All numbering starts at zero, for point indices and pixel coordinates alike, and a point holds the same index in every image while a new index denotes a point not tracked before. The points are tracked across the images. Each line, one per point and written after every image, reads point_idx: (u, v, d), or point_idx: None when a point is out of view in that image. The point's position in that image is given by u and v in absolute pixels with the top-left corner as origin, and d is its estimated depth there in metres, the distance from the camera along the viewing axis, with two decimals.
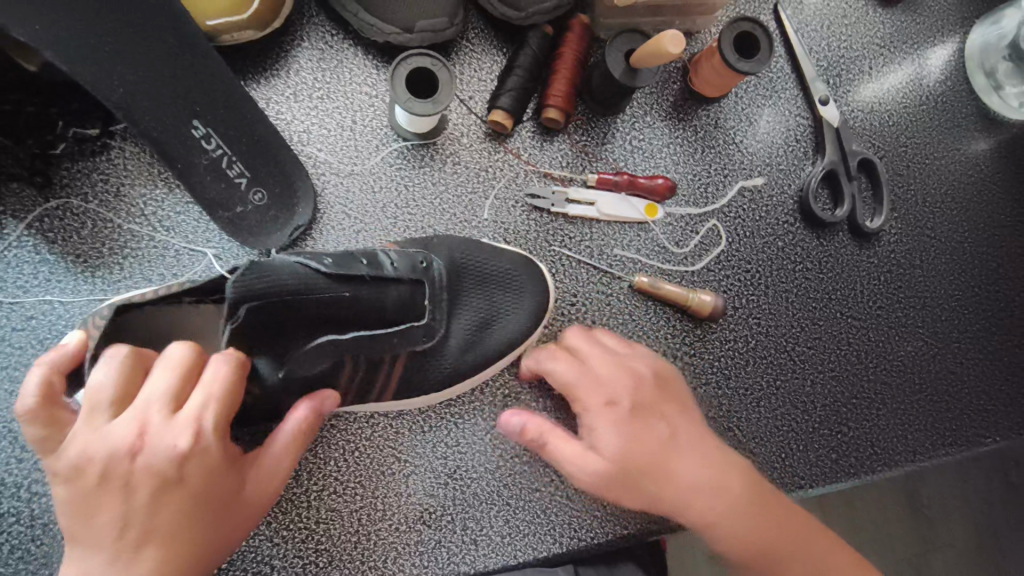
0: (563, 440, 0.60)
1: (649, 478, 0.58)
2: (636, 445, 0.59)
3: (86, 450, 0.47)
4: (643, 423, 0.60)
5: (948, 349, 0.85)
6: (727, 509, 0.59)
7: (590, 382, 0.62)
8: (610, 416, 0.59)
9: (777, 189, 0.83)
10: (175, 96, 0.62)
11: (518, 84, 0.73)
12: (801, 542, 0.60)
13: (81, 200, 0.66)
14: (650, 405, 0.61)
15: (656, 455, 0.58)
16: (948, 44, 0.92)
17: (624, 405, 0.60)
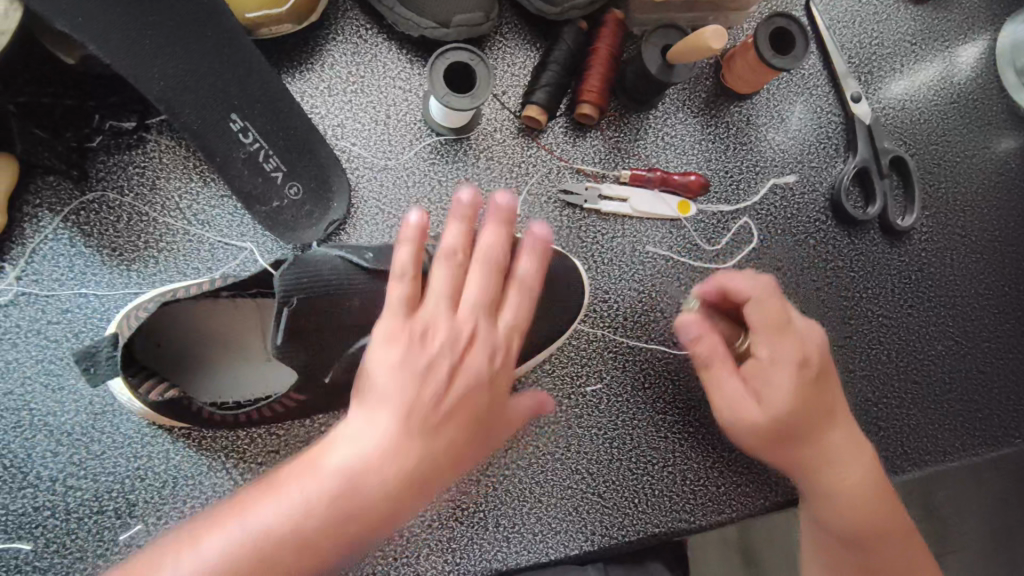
0: (724, 369, 0.60)
1: (784, 447, 0.59)
2: (800, 400, 0.58)
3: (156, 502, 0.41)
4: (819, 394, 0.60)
5: (978, 348, 0.85)
6: (855, 486, 0.61)
7: (789, 335, 0.59)
8: (799, 376, 0.58)
9: (809, 186, 0.82)
10: (213, 89, 0.62)
11: (552, 79, 0.73)
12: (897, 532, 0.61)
13: (116, 193, 0.66)
14: (830, 370, 0.61)
15: (807, 422, 0.59)
16: (978, 42, 0.91)
17: (813, 370, 0.59)
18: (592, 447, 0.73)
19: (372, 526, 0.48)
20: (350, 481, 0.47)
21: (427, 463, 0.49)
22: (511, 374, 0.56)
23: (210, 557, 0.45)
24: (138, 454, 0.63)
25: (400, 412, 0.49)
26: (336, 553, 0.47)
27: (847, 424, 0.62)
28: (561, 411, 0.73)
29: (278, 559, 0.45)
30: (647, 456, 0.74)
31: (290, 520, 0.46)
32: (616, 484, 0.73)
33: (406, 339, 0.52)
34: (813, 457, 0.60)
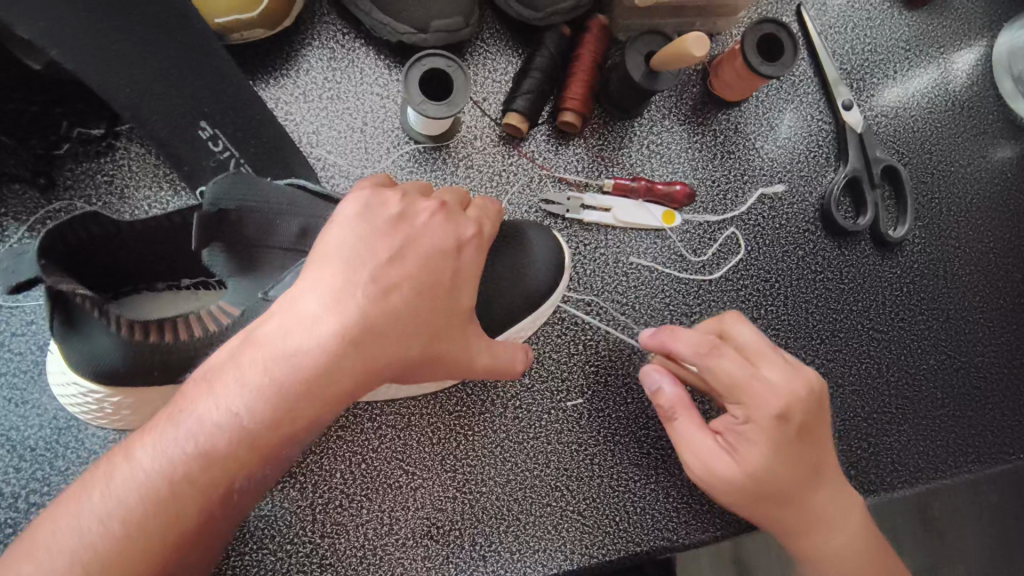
0: (691, 424, 0.59)
1: (773, 506, 0.58)
2: (777, 464, 0.56)
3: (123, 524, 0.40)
4: (801, 443, 0.57)
5: (972, 363, 0.83)
6: (836, 535, 0.61)
7: (766, 391, 0.55)
8: (773, 435, 0.55)
9: (798, 196, 0.80)
10: (181, 95, 0.60)
11: (534, 86, 0.71)
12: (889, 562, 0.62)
13: (84, 202, 0.64)
14: (816, 423, 0.57)
15: (797, 475, 0.57)
16: (975, 48, 0.89)
17: (795, 428, 0.56)
18: (572, 464, 0.71)
19: (319, 409, 0.45)
20: (291, 366, 0.44)
21: (374, 342, 0.47)
22: (473, 275, 0.53)
23: (146, 463, 0.42)
24: None
25: (343, 296, 0.47)
26: (284, 441, 0.44)
27: (829, 473, 0.60)
28: (541, 426, 0.71)
29: (219, 461, 0.42)
30: (628, 472, 0.72)
31: (231, 421, 0.43)
32: (596, 502, 0.71)
33: (352, 241, 0.50)
34: (792, 514, 0.59)
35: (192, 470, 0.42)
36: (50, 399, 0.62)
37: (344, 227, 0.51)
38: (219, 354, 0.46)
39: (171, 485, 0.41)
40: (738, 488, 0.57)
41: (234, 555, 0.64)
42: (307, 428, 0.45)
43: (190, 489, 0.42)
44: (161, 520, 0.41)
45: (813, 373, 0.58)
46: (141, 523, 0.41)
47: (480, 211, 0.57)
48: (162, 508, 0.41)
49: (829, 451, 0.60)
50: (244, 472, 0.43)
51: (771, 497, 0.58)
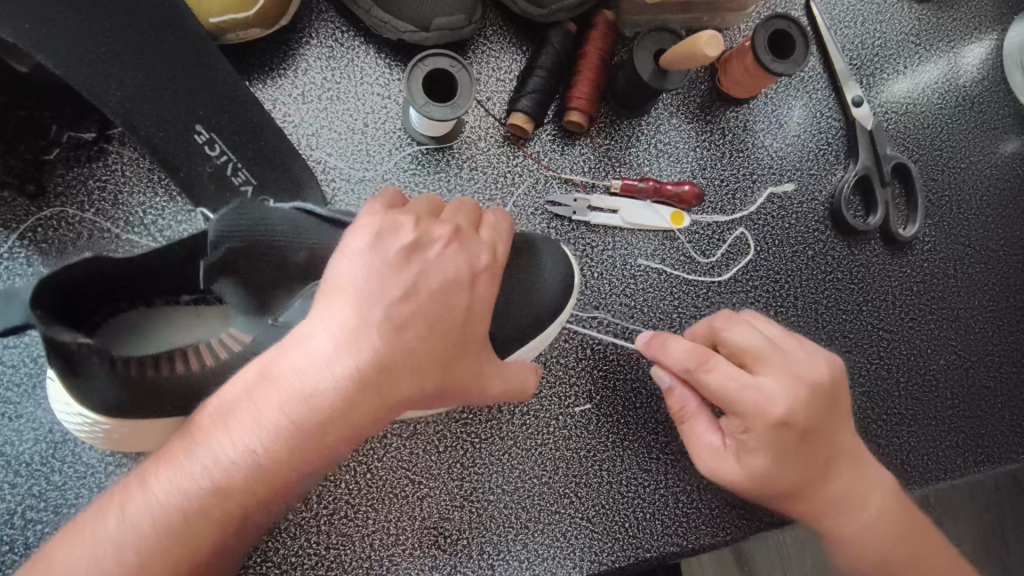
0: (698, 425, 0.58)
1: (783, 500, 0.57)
2: (784, 469, 0.55)
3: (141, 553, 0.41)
4: (806, 445, 0.55)
5: (982, 362, 0.82)
6: (857, 518, 0.59)
7: (763, 399, 0.53)
8: (775, 444, 0.53)
9: (808, 195, 0.79)
10: (176, 98, 0.58)
11: (539, 85, 0.69)
12: (918, 548, 0.59)
13: (76, 209, 0.62)
14: (825, 416, 0.56)
15: (805, 470, 0.55)
16: (985, 41, 0.88)
17: (796, 432, 0.54)
18: (580, 470, 0.70)
19: (334, 443, 0.45)
20: (305, 408, 0.45)
21: (388, 379, 0.47)
22: (487, 307, 0.53)
23: (164, 495, 0.42)
24: (102, 485, 0.60)
25: (355, 334, 0.47)
26: (299, 474, 0.45)
27: (844, 464, 0.58)
28: (549, 432, 0.70)
29: (236, 495, 0.43)
30: (638, 478, 0.71)
31: (247, 457, 0.43)
32: (606, 509, 0.70)
33: (363, 273, 0.49)
34: (808, 505, 0.58)
35: (209, 503, 0.43)
36: (45, 412, 0.61)
37: (356, 257, 0.50)
38: (233, 386, 0.46)
39: (188, 518, 0.42)
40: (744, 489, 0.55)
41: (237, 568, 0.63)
42: (323, 462, 0.46)
43: (209, 523, 0.42)
44: (177, 550, 0.42)
45: (820, 371, 0.57)
46: (161, 554, 0.42)
47: (493, 231, 0.55)
48: (180, 541, 0.42)
49: (843, 435, 0.58)
50: (261, 505, 0.44)
51: (782, 494, 0.56)
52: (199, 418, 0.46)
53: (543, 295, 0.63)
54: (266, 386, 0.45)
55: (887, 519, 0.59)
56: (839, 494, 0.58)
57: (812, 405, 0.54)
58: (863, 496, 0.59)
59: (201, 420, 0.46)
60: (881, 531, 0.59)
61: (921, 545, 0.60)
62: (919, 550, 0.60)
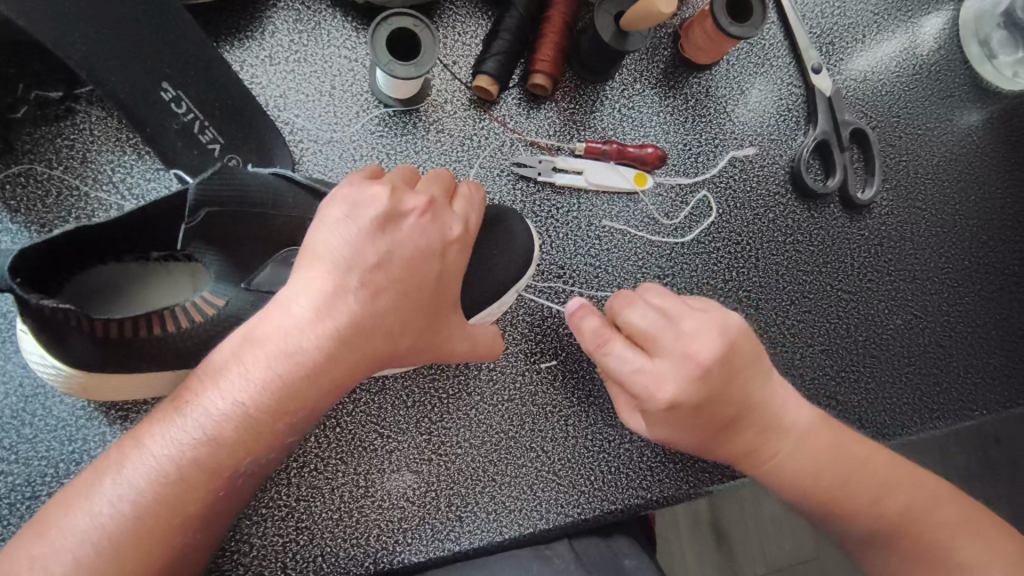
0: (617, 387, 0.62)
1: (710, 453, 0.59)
2: (689, 432, 0.57)
3: (134, 505, 0.43)
4: (702, 414, 0.55)
5: (938, 322, 0.85)
6: (788, 459, 0.59)
7: (651, 380, 0.54)
8: (669, 417, 0.55)
9: (769, 159, 0.81)
10: (142, 55, 0.60)
11: (503, 48, 0.70)
12: (868, 475, 0.59)
13: (45, 166, 0.63)
14: (719, 391, 0.55)
15: (717, 426, 0.57)
16: (941, 12, 0.90)
17: (690, 406, 0.54)
18: (546, 425, 0.72)
19: (321, 397, 0.48)
20: (289, 363, 0.47)
21: (365, 338, 0.49)
22: (459, 273, 0.56)
23: (156, 451, 0.44)
24: (73, 437, 0.61)
25: (332, 299, 0.49)
26: (287, 427, 0.47)
27: (756, 415, 0.58)
28: (516, 388, 0.72)
29: (227, 448, 0.45)
30: (603, 433, 0.73)
31: (237, 411, 0.46)
32: (572, 462, 0.72)
33: (339, 243, 0.51)
34: (738, 447, 0.58)
35: (202, 456, 0.44)
36: (15, 366, 0.62)
37: (330, 229, 0.51)
38: (222, 349, 0.48)
39: (181, 471, 0.44)
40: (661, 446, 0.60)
41: None
42: (310, 416, 0.49)
43: (201, 474, 0.44)
44: (171, 502, 0.44)
45: (707, 349, 0.54)
46: (156, 506, 0.43)
47: (464, 203, 0.57)
48: (174, 492, 0.44)
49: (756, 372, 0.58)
50: (251, 458, 0.46)
51: (703, 447, 0.59)
52: (190, 380, 0.48)
53: (507, 251, 0.65)
54: (247, 348, 0.47)
55: (820, 450, 0.59)
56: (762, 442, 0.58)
57: (704, 384, 0.54)
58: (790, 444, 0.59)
59: (191, 382, 0.48)
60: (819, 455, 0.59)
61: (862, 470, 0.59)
62: (861, 477, 0.58)
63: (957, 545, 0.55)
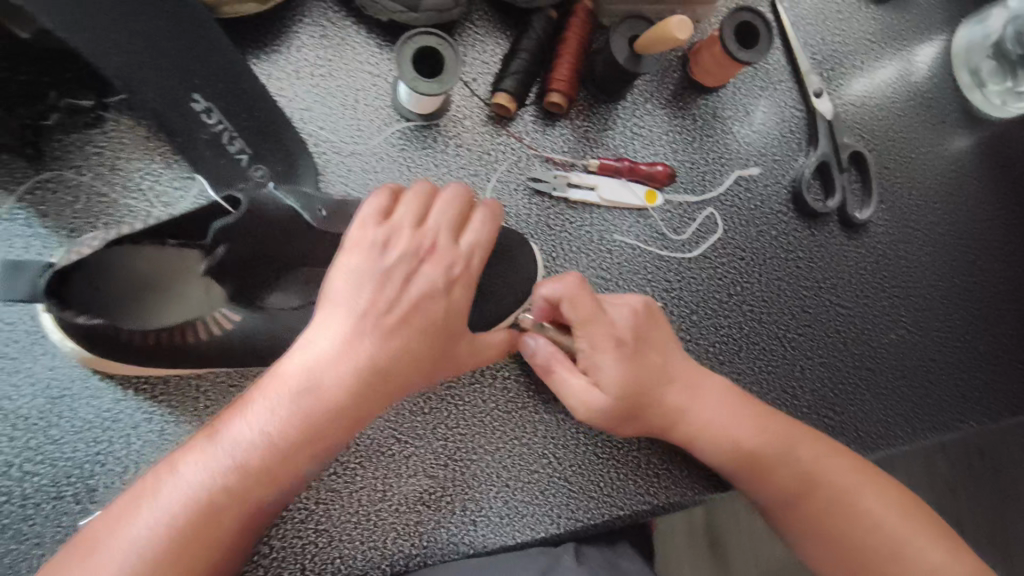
0: (570, 367, 0.63)
1: (646, 415, 0.64)
2: (638, 382, 0.62)
3: (169, 525, 0.46)
4: (643, 358, 0.63)
5: (930, 337, 0.88)
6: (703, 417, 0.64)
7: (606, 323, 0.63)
8: (621, 354, 0.62)
9: (772, 179, 0.84)
10: (176, 67, 0.61)
11: (522, 67, 0.73)
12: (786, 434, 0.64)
13: (74, 173, 0.64)
14: (648, 351, 0.64)
15: (653, 378, 0.63)
16: (935, 42, 0.94)
17: (632, 344, 0.63)
18: (557, 432, 0.74)
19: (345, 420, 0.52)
20: (316, 397, 0.50)
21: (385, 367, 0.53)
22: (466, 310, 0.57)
23: (190, 473, 0.48)
24: (98, 439, 0.62)
25: (354, 341, 0.52)
26: (313, 456, 0.51)
27: (679, 374, 0.65)
28: (529, 396, 0.74)
29: (255, 475, 0.49)
30: (612, 441, 0.75)
31: (265, 440, 0.49)
32: (582, 469, 0.74)
33: (356, 280, 0.53)
34: (664, 413, 0.64)
35: (232, 482, 0.48)
36: (42, 368, 0.62)
37: (349, 274, 0.54)
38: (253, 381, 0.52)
39: (212, 495, 0.47)
40: (604, 413, 0.62)
41: None
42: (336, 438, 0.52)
43: (232, 497, 0.48)
44: (202, 524, 0.47)
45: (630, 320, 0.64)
46: (188, 526, 0.46)
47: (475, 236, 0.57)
48: (206, 514, 0.47)
49: (676, 356, 0.66)
50: (278, 485, 0.50)
51: (646, 408, 0.63)
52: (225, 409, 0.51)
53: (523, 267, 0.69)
54: (279, 383, 0.51)
55: (735, 409, 0.65)
56: (694, 407, 0.64)
57: (637, 329, 0.64)
58: (716, 402, 0.65)
59: (228, 408, 0.52)
60: (742, 426, 0.63)
61: (777, 426, 0.64)
62: (774, 427, 0.64)
63: (857, 502, 0.60)
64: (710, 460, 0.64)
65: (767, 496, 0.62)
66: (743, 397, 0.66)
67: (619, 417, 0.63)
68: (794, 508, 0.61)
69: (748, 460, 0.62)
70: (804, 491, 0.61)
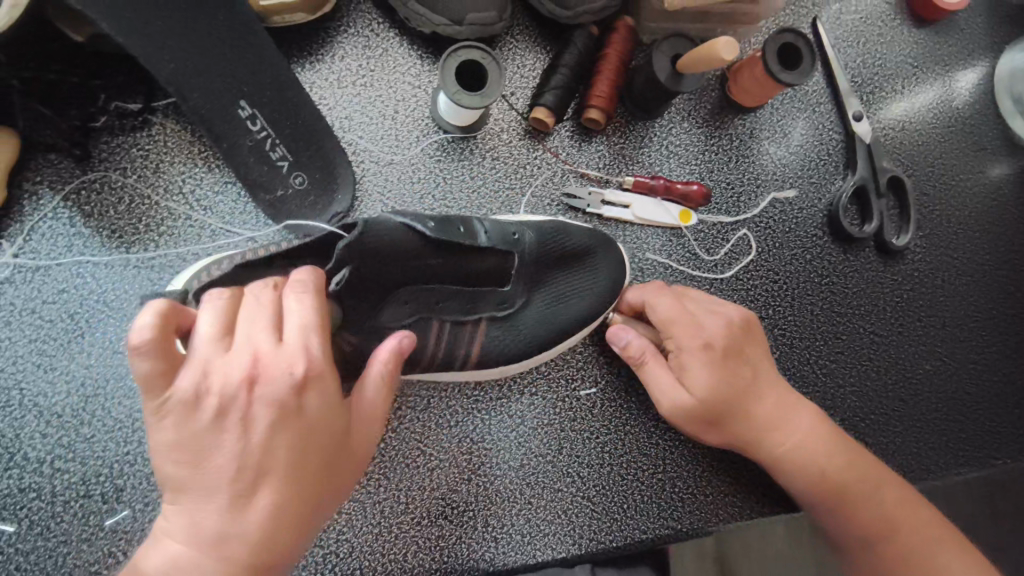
0: (659, 366, 0.67)
1: (727, 424, 0.65)
2: (724, 388, 0.64)
3: None
4: (732, 366, 0.65)
5: (965, 369, 0.86)
6: (789, 437, 0.65)
7: (700, 327, 0.66)
8: (711, 359, 0.64)
9: (808, 202, 0.83)
10: (224, 74, 0.62)
11: (562, 82, 0.73)
12: (869, 472, 0.64)
13: (119, 174, 0.65)
14: (738, 363, 0.66)
15: (742, 387, 0.65)
16: (978, 68, 0.93)
17: (722, 351, 0.65)
18: (583, 450, 0.73)
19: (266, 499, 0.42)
20: None
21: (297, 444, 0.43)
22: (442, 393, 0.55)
23: None
24: (130, 439, 0.62)
25: None
26: None
27: (767, 391, 0.66)
28: (555, 413, 0.73)
29: None
30: (637, 461, 0.74)
31: None
32: (606, 489, 0.73)
33: (196, 386, 0.41)
34: (748, 427, 0.65)
35: None
36: (79, 366, 0.63)
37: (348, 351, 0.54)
38: None
39: None
40: (689, 412, 0.64)
41: None
42: (281, 556, 0.42)
43: None
44: None
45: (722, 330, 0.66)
46: None
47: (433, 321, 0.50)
48: None
49: (767, 374, 0.67)
50: None
51: (727, 417, 0.64)
52: None
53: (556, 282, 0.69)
54: None
55: (822, 436, 0.65)
56: (782, 427, 0.65)
57: (727, 337, 0.66)
58: (802, 424, 0.66)
59: None
60: (826, 452, 0.64)
61: (860, 459, 0.65)
62: (857, 459, 0.65)
63: (939, 552, 0.59)
64: (796, 481, 0.65)
65: (842, 527, 0.63)
66: (829, 424, 0.67)
67: (701, 420, 0.65)
68: (871, 543, 0.62)
69: (829, 485, 0.63)
70: (881, 527, 0.61)
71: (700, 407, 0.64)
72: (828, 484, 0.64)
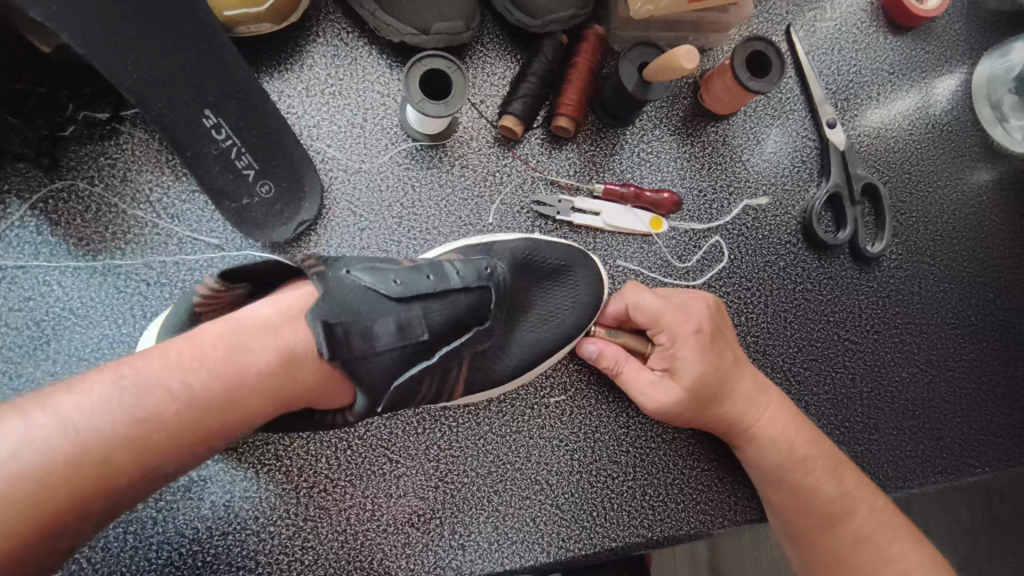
0: (637, 366, 0.69)
1: (709, 411, 0.67)
2: (713, 378, 0.66)
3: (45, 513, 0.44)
4: (719, 353, 0.67)
5: (943, 376, 0.86)
6: (765, 423, 0.67)
7: (683, 313, 0.67)
8: (698, 347, 0.66)
9: (781, 209, 0.83)
10: (188, 84, 0.62)
11: (530, 91, 0.73)
12: (831, 458, 0.68)
13: (87, 183, 0.66)
14: (721, 351, 0.67)
15: (725, 375, 0.67)
16: (955, 74, 0.92)
17: (710, 338, 0.67)
18: (552, 458, 0.73)
19: (236, 420, 0.49)
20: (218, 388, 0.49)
21: (252, 379, 0.50)
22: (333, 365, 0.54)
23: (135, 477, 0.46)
24: None
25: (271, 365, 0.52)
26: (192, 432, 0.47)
27: (747, 377, 0.68)
28: (524, 421, 0.73)
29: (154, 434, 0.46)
30: (607, 469, 0.74)
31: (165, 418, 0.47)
32: (575, 497, 0.73)
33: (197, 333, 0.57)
34: (730, 414, 0.67)
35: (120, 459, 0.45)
36: (44, 374, 0.63)
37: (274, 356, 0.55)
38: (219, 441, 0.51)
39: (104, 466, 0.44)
40: (675, 401, 0.66)
41: (219, 533, 0.66)
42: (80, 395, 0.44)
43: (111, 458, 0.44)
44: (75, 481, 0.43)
45: (705, 317, 0.68)
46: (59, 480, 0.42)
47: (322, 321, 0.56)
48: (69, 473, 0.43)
49: (744, 361, 0.70)
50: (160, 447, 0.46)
51: (711, 404, 0.66)
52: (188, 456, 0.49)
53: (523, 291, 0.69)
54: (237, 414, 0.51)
55: (791, 423, 0.68)
56: (760, 413, 0.68)
57: (714, 323, 0.68)
58: (776, 410, 0.68)
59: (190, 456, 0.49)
60: (794, 439, 0.67)
61: (821, 446, 0.68)
62: (821, 449, 0.68)
63: (892, 542, 0.63)
64: (764, 465, 0.67)
65: (800, 517, 0.66)
66: (797, 412, 0.70)
67: (685, 409, 0.66)
68: (830, 528, 0.65)
69: (799, 470, 0.66)
70: (841, 515, 0.65)
71: (686, 395, 0.66)
72: (795, 471, 0.66)
